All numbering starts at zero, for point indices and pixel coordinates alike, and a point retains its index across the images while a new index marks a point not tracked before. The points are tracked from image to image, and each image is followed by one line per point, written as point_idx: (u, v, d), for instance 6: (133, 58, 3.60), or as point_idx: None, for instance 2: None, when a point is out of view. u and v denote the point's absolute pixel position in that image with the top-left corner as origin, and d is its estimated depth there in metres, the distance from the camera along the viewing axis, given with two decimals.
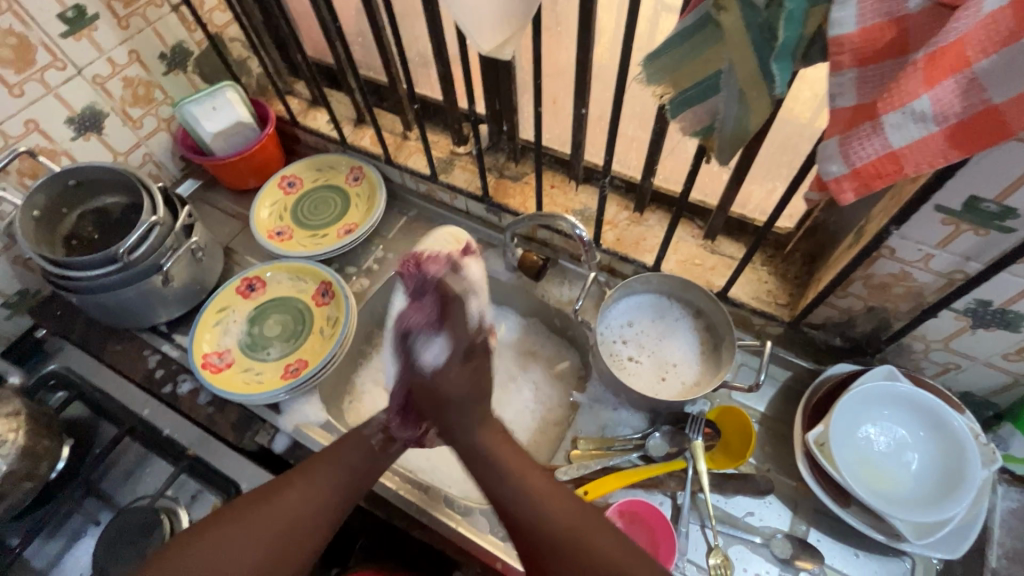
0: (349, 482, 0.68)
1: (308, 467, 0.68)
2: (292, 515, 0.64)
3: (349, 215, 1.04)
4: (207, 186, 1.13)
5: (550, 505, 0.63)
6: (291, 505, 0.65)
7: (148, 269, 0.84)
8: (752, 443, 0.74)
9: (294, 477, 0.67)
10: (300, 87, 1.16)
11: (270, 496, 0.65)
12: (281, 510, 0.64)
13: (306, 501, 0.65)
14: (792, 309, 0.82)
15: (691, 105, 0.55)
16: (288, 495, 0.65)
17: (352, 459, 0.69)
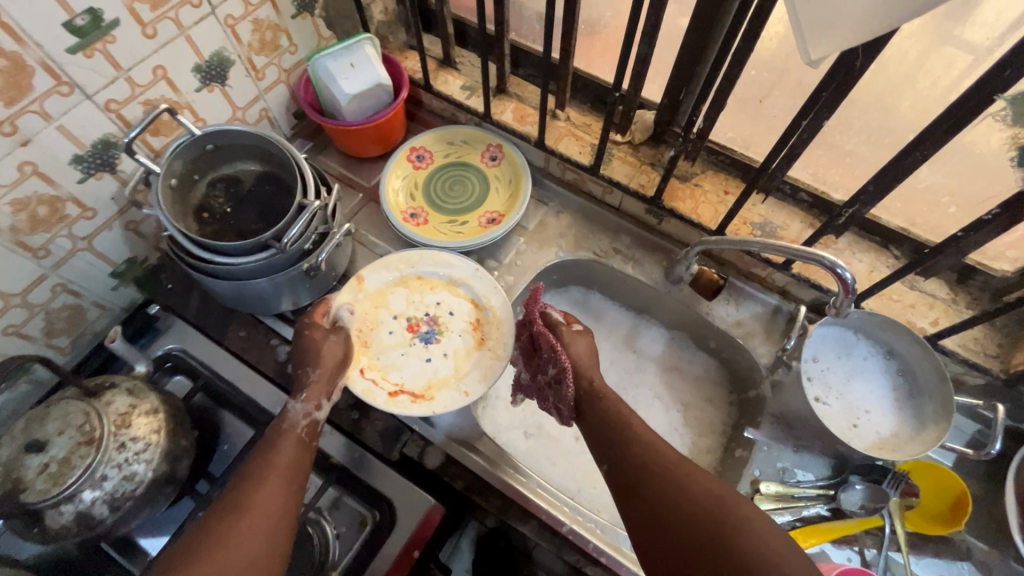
0: (285, 482, 0.60)
1: (251, 482, 0.58)
2: (270, 507, 0.57)
3: (490, 202, 0.95)
4: (318, 149, 1.01)
5: (642, 440, 0.61)
6: (239, 531, 0.55)
7: (296, 255, 0.74)
8: (963, 507, 0.69)
9: (250, 477, 0.59)
10: (429, 43, 1.02)
11: (244, 496, 0.57)
12: (256, 505, 0.57)
13: (265, 510, 0.57)
14: (1003, 362, 0.75)
15: None
16: (229, 520, 0.55)
17: (281, 458, 0.61)
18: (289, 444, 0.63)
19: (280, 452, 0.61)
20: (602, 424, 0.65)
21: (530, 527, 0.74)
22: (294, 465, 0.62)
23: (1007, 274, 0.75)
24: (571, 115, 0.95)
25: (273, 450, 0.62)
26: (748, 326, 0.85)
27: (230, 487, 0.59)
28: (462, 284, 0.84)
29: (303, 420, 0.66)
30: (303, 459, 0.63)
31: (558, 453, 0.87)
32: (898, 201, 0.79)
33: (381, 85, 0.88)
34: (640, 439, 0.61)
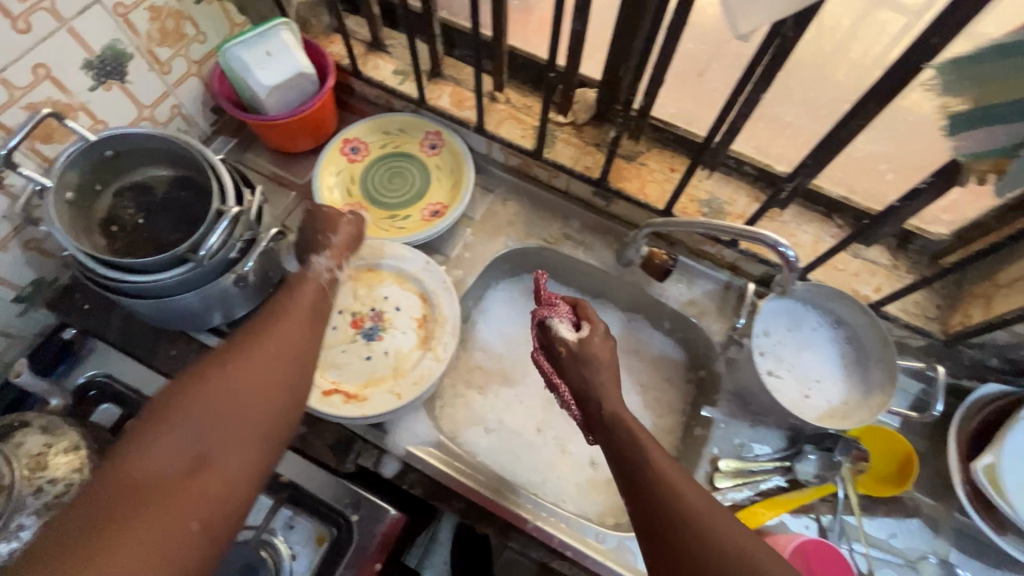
0: (296, 351, 0.59)
1: (267, 323, 0.59)
2: (293, 342, 0.59)
3: (433, 193, 0.91)
4: (243, 147, 0.94)
5: (672, 487, 0.54)
6: (251, 382, 0.54)
7: (221, 266, 0.68)
8: (912, 469, 0.72)
9: (261, 324, 0.59)
10: (355, 25, 0.95)
11: (258, 333, 0.58)
12: (277, 338, 0.58)
13: (283, 340, 0.58)
14: (942, 324, 0.77)
15: (990, 124, 0.45)
16: (241, 363, 0.55)
17: (302, 300, 0.63)
18: (302, 307, 0.63)
19: (293, 316, 0.61)
20: (631, 460, 0.57)
21: (495, 527, 0.72)
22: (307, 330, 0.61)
23: (942, 237, 0.76)
24: (510, 96, 0.91)
25: (289, 311, 0.61)
26: (701, 305, 0.85)
27: (246, 336, 0.58)
28: (411, 277, 0.80)
29: (324, 273, 0.67)
30: (323, 309, 0.65)
31: (520, 447, 0.85)
32: (838, 171, 0.79)
33: (302, 74, 0.82)
34: (668, 480, 0.54)
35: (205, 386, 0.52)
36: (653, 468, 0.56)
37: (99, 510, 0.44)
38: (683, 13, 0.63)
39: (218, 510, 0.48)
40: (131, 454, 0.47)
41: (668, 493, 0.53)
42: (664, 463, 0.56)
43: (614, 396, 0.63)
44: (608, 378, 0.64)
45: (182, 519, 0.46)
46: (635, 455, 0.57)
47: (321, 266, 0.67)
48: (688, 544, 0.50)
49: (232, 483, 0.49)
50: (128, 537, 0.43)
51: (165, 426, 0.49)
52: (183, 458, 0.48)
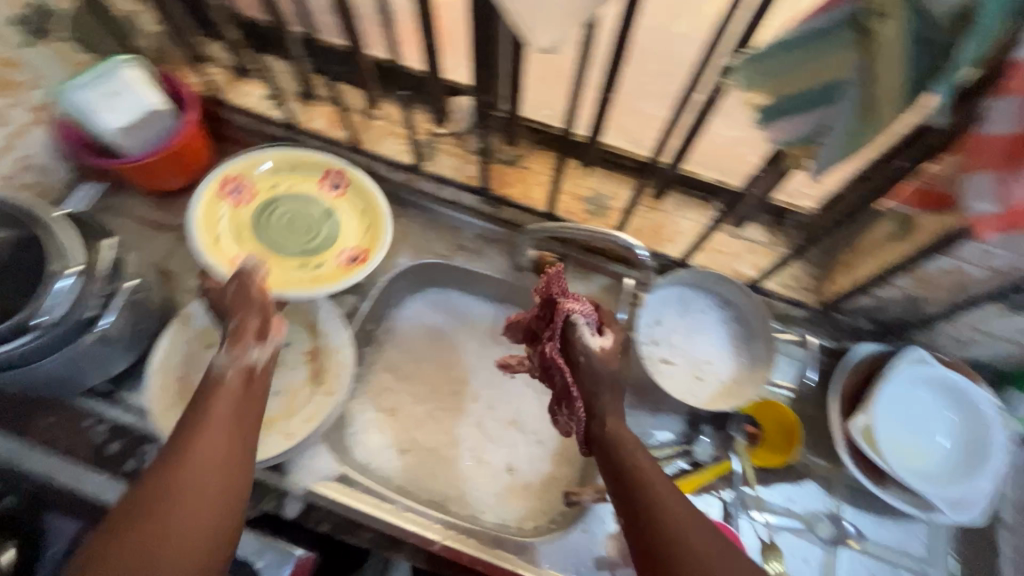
0: (230, 429, 0.56)
1: (185, 442, 0.54)
2: (213, 464, 0.53)
3: (347, 236, 0.80)
4: (111, 191, 0.89)
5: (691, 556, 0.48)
6: (188, 488, 0.51)
7: (75, 328, 0.65)
8: (795, 437, 0.76)
9: (181, 441, 0.54)
10: (217, 52, 0.91)
11: (178, 454, 0.53)
12: (199, 467, 0.52)
13: (205, 462, 0.53)
14: (818, 294, 0.81)
15: (789, 115, 0.47)
16: (179, 469, 0.51)
17: (220, 406, 0.57)
18: (228, 390, 0.58)
19: (225, 398, 0.57)
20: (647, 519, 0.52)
21: (404, 553, 0.73)
22: (238, 411, 0.58)
23: (810, 210, 0.79)
24: (387, 111, 0.90)
25: (216, 396, 0.57)
26: (598, 300, 0.86)
27: (175, 435, 0.54)
28: (297, 312, 0.79)
29: (230, 367, 0.60)
30: (250, 408, 0.59)
31: (436, 464, 0.84)
32: (708, 156, 0.81)
33: (155, 111, 0.78)
34: (670, 511, 0.51)
35: (152, 515, 0.49)
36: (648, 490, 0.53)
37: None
38: None
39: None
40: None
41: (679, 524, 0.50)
42: (668, 495, 0.53)
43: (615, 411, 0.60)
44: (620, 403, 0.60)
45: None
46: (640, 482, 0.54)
47: (224, 362, 0.59)
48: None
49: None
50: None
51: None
52: None
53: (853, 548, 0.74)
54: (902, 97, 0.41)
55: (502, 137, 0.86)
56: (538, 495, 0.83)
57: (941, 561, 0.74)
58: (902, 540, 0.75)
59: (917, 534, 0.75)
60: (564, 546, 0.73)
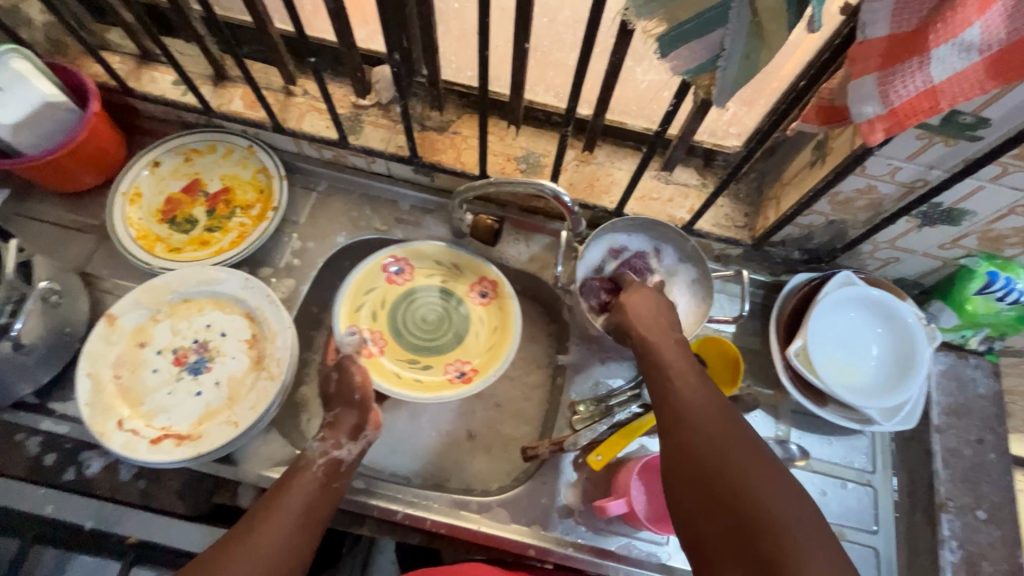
0: (302, 523, 0.60)
1: (261, 516, 0.59)
2: (274, 550, 0.57)
3: (462, 350, 0.82)
4: (20, 197, 0.84)
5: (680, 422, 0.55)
6: (268, 545, 0.57)
7: None
8: (739, 369, 0.77)
9: (256, 518, 0.59)
10: (116, 38, 0.86)
11: (253, 528, 0.57)
12: (263, 545, 0.56)
13: (274, 545, 0.57)
14: (750, 230, 0.82)
15: (685, 42, 0.47)
16: (263, 528, 0.57)
17: (295, 496, 0.61)
18: (313, 481, 0.63)
19: (303, 487, 0.62)
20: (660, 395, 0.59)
21: (368, 526, 0.74)
22: (314, 501, 0.62)
23: (736, 149, 0.80)
24: (307, 87, 0.86)
25: (304, 482, 0.63)
26: (542, 259, 0.86)
27: (264, 503, 0.60)
28: (232, 300, 0.76)
29: (320, 458, 0.65)
30: (322, 501, 0.63)
31: (396, 439, 0.84)
32: (633, 104, 0.82)
33: (50, 104, 0.74)
34: (718, 449, 0.51)
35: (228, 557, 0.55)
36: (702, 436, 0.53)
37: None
38: None
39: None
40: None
41: (722, 444, 0.51)
42: (711, 417, 0.54)
43: (648, 318, 0.66)
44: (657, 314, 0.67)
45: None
46: (679, 413, 0.56)
47: (316, 449, 0.66)
48: (720, 491, 0.49)
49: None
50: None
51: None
52: None
53: (800, 467, 0.77)
54: (789, 10, 0.42)
55: (428, 104, 0.85)
56: (502, 456, 0.83)
57: (884, 469, 0.78)
58: (846, 454, 0.79)
59: (859, 447, 0.79)
60: (527, 499, 0.74)
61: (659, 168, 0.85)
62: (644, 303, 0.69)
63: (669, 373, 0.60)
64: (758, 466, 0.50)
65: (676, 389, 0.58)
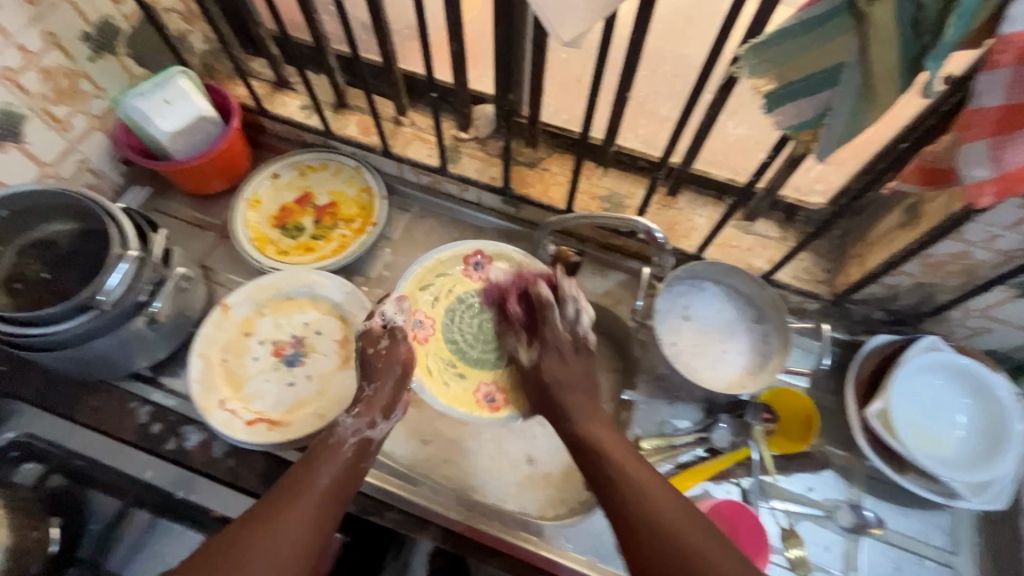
0: (327, 504, 0.63)
1: (289, 496, 0.62)
2: (303, 525, 0.60)
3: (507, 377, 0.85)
4: (159, 194, 0.95)
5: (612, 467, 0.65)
6: (292, 523, 0.59)
7: (130, 309, 0.70)
8: (813, 426, 0.77)
9: (280, 496, 0.62)
10: (259, 66, 0.98)
11: (281, 510, 0.60)
12: (290, 527, 0.59)
13: (300, 525, 0.60)
14: (830, 285, 0.82)
15: (794, 100, 0.51)
16: (294, 505, 0.61)
17: (325, 476, 0.64)
18: (340, 459, 0.66)
19: (335, 464, 0.65)
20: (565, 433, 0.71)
21: (429, 534, 0.76)
22: (341, 481, 0.65)
23: (821, 205, 0.82)
24: (415, 118, 0.94)
25: (332, 460, 0.65)
26: (616, 295, 0.89)
27: (287, 483, 0.63)
28: (330, 302, 0.83)
29: (351, 437, 0.68)
30: (351, 479, 0.66)
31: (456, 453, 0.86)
32: (719, 155, 0.85)
33: (204, 117, 0.85)
34: (628, 477, 0.63)
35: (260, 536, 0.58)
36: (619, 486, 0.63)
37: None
38: (541, 27, 0.69)
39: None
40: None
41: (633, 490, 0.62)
42: (633, 473, 0.63)
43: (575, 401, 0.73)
44: (575, 404, 0.73)
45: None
46: (596, 450, 0.67)
47: (347, 426, 0.68)
48: (642, 526, 0.59)
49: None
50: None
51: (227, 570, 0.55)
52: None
53: (875, 536, 0.74)
54: (903, 77, 0.45)
55: (523, 141, 0.91)
56: (558, 485, 0.82)
57: (966, 549, 0.74)
58: (924, 530, 0.75)
59: (939, 524, 0.75)
60: (583, 529, 0.77)
61: (740, 218, 0.87)
62: (565, 373, 0.75)
63: (598, 441, 0.68)
64: (661, 504, 0.60)
65: (605, 456, 0.66)
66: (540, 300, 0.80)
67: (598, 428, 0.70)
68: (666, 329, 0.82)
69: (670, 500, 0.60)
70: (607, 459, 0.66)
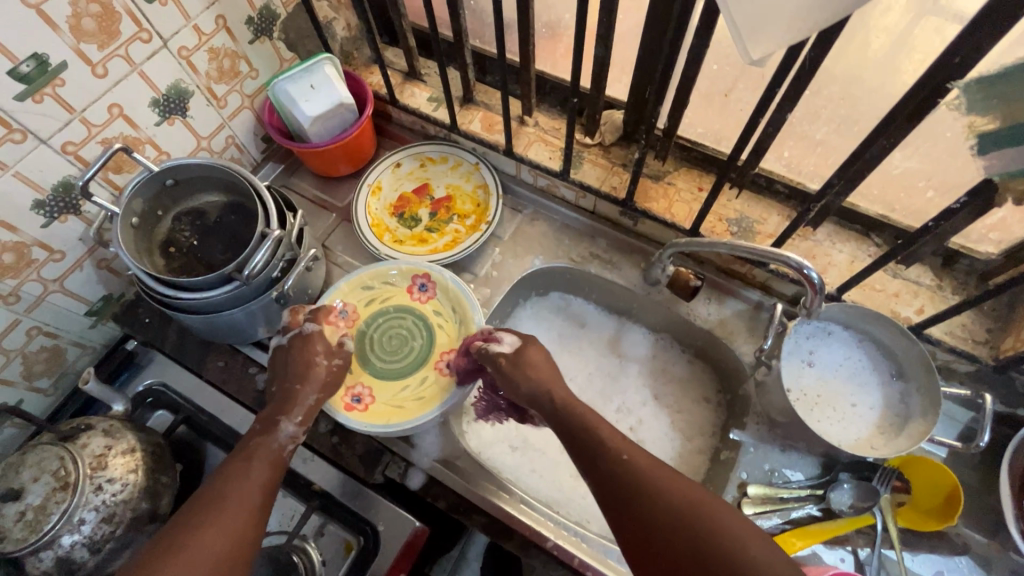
0: (258, 484, 0.62)
1: (215, 488, 0.61)
2: (227, 519, 0.58)
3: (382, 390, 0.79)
4: (289, 172, 1.00)
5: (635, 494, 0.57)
6: (214, 512, 0.59)
7: (264, 284, 0.74)
8: (958, 506, 0.67)
9: (208, 496, 0.60)
10: (394, 56, 1.01)
11: (201, 506, 0.59)
12: (215, 516, 0.58)
13: (226, 513, 0.59)
14: (992, 349, 0.73)
15: (1016, 144, 0.44)
16: (204, 521, 0.58)
17: (258, 458, 0.64)
18: (269, 446, 0.66)
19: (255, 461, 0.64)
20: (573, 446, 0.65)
21: (513, 543, 0.74)
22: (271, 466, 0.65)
23: (992, 256, 0.72)
24: (540, 119, 0.93)
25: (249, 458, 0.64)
26: (731, 325, 0.84)
27: (207, 496, 0.60)
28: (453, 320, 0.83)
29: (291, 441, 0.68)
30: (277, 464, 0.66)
31: (541, 462, 0.86)
32: (875, 187, 0.76)
33: (343, 105, 0.88)
34: (656, 488, 0.57)
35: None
36: (613, 452, 0.61)
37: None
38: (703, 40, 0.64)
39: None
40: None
41: (633, 465, 0.60)
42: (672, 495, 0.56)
43: (561, 388, 0.70)
44: (546, 375, 0.71)
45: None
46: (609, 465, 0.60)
47: (287, 436, 0.68)
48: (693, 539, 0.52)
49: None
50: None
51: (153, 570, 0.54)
52: None
53: None
54: None
55: (651, 152, 0.87)
56: None
57: None
58: None
59: None
60: None
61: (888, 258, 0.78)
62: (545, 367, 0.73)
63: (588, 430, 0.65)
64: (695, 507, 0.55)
65: (623, 467, 0.60)
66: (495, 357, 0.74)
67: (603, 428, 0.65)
68: (790, 369, 0.77)
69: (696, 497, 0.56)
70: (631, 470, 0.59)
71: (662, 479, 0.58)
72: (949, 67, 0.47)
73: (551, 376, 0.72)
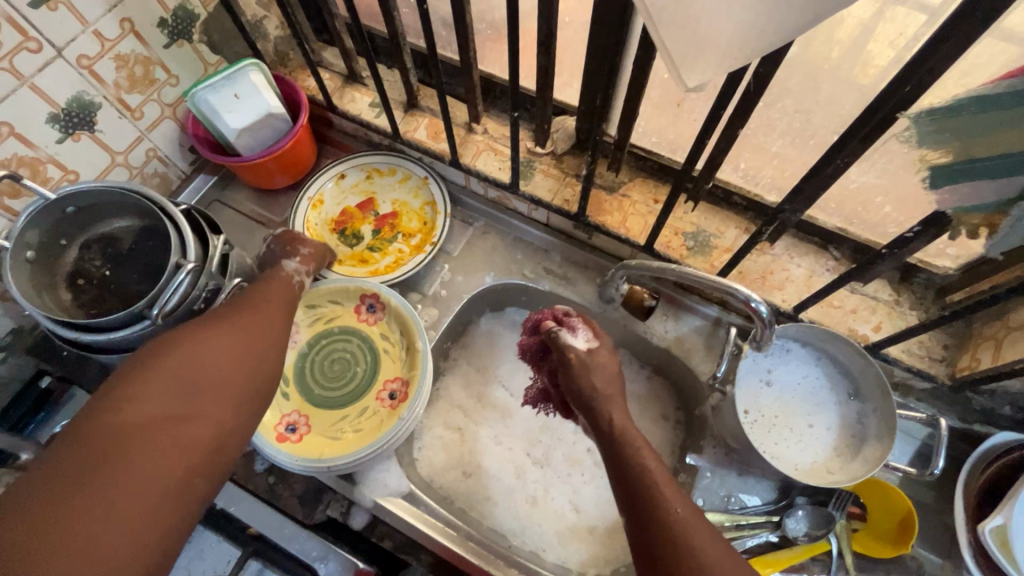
0: (276, 326, 0.61)
1: (233, 307, 0.60)
2: (247, 338, 0.57)
3: (321, 417, 0.75)
4: (222, 184, 0.94)
5: (668, 525, 0.51)
6: (236, 327, 0.57)
7: (185, 317, 0.66)
8: (913, 531, 0.66)
9: (224, 312, 0.58)
10: (331, 57, 0.94)
11: (217, 314, 0.58)
12: (235, 330, 0.57)
13: (244, 334, 0.57)
14: (949, 367, 0.71)
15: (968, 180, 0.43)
16: (220, 327, 0.56)
17: (270, 290, 0.64)
18: (277, 284, 0.66)
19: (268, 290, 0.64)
20: (618, 469, 0.57)
21: None
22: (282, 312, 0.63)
23: (948, 271, 0.70)
24: (488, 126, 0.88)
25: (265, 292, 0.63)
26: (688, 344, 0.80)
27: (220, 310, 0.59)
28: (398, 348, 0.77)
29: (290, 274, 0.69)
30: (287, 303, 0.65)
31: (497, 490, 0.82)
32: (832, 201, 0.73)
33: (272, 114, 0.82)
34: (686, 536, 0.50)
35: (153, 369, 0.49)
36: (665, 503, 0.52)
37: (67, 466, 0.43)
38: (650, 51, 0.59)
39: (209, 471, 0.49)
40: (112, 400, 0.47)
41: (682, 509, 0.52)
42: (705, 540, 0.49)
43: (622, 413, 0.61)
44: (615, 392, 0.62)
45: (167, 470, 0.46)
46: (651, 492, 0.53)
47: (291, 267, 0.70)
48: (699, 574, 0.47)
49: (218, 435, 0.50)
50: (117, 482, 0.43)
51: (161, 370, 0.50)
52: (166, 409, 0.48)
53: None
54: None
55: (605, 162, 0.83)
56: (603, 541, 0.78)
57: None
58: None
59: None
60: None
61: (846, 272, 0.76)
62: (608, 369, 0.64)
63: (642, 459, 0.56)
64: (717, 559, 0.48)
65: (667, 500, 0.52)
66: (563, 349, 0.64)
67: (650, 457, 0.56)
68: (745, 390, 0.74)
69: (720, 546, 0.50)
70: (675, 517, 0.51)
71: (699, 527, 0.51)
72: (901, 94, 0.43)
73: (617, 394, 0.62)
